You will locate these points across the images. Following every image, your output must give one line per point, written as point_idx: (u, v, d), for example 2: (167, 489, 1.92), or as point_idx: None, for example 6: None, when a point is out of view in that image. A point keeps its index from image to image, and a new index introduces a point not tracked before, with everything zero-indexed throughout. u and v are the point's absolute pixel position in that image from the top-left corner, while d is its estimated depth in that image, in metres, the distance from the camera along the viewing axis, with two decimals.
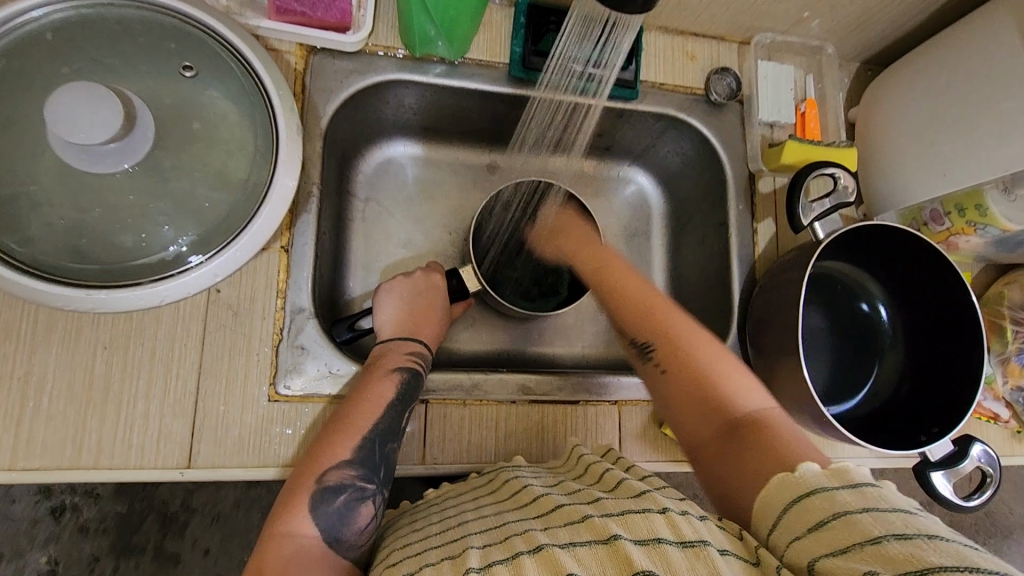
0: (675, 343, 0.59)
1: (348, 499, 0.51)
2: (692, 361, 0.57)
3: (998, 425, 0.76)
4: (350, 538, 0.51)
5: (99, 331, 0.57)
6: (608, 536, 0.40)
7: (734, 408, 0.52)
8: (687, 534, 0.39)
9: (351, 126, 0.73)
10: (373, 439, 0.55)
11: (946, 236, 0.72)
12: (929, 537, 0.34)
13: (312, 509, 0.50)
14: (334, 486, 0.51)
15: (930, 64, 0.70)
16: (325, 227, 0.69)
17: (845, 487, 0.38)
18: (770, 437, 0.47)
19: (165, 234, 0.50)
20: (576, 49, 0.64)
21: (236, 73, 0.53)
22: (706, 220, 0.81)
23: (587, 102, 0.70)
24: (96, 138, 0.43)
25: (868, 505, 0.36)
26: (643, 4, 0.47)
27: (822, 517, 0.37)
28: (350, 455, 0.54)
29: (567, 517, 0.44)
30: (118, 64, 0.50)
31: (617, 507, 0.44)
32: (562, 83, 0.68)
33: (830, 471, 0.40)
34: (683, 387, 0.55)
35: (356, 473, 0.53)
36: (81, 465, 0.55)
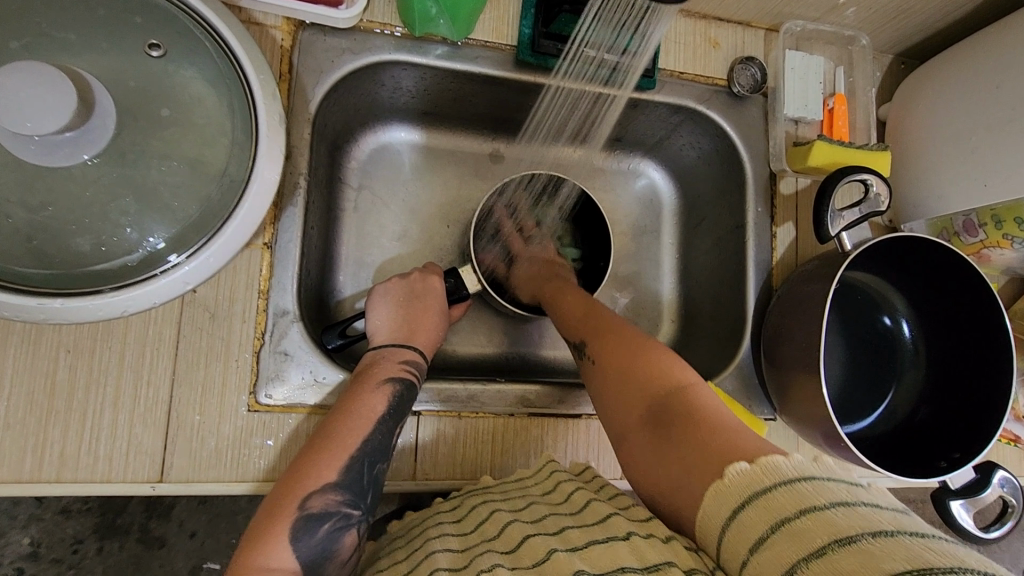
0: (600, 336, 0.57)
1: (332, 528, 0.47)
2: (613, 351, 0.54)
3: (1018, 447, 0.73)
4: (329, 568, 0.47)
5: (62, 333, 0.53)
6: (571, 572, 0.38)
7: (654, 387, 0.48)
8: (650, 557, 0.38)
9: (343, 110, 0.67)
10: (361, 460, 0.51)
11: (979, 247, 0.68)
12: (874, 534, 0.30)
13: (293, 540, 0.45)
14: (318, 514, 0.47)
15: (975, 62, 0.64)
16: (313, 220, 0.64)
17: (779, 485, 0.35)
18: (696, 421, 0.43)
19: (130, 235, 0.44)
20: (602, 36, 0.60)
21: (210, 53, 0.47)
22: (721, 220, 0.76)
23: (610, 94, 0.65)
24: (45, 127, 0.37)
25: (804, 506, 0.33)
26: None
27: (763, 529, 0.33)
28: (335, 478, 0.49)
29: (533, 553, 0.41)
30: (73, 41, 0.44)
31: (584, 538, 0.41)
32: (583, 73, 0.64)
33: (757, 467, 0.36)
34: (608, 379, 0.52)
35: (341, 498, 0.48)
36: (41, 478, 0.51)
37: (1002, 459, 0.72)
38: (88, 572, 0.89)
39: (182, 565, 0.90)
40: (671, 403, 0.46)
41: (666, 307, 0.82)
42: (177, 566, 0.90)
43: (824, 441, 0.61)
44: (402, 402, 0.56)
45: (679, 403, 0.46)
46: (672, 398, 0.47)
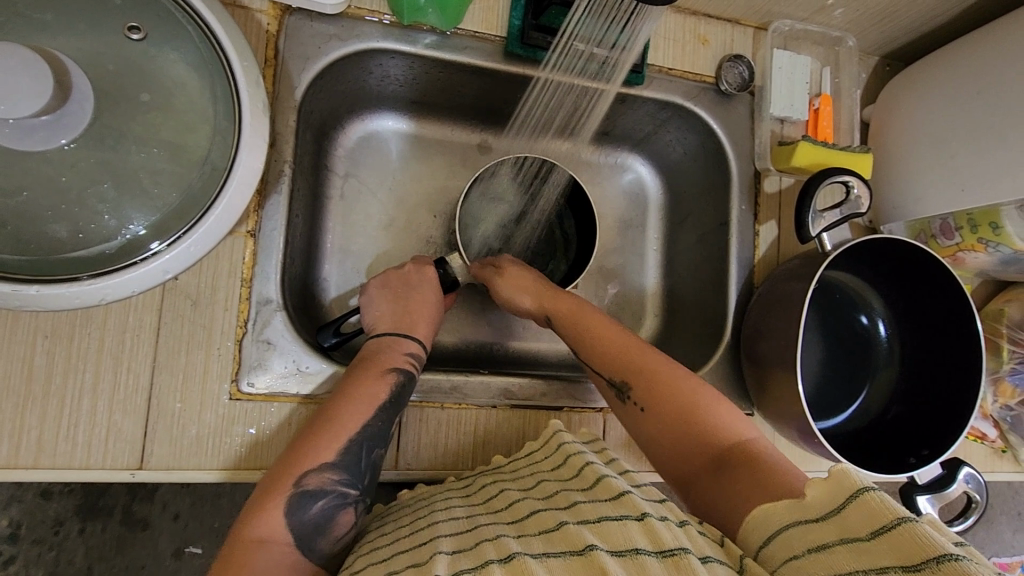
0: (654, 379, 0.54)
1: (326, 506, 0.47)
2: (668, 395, 0.52)
3: (984, 444, 0.75)
4: (324, 542, 0.47)
5: (39, 319, 0.52)
6: (584, 545, 0.37)
7: (717, 438, 0.48)
8: (666, 542, 0.37)
9: (331, 97, 0.67)
10: (359, 442, 0.51)
11: (954, 250, 0.69)
12: (939, 560, 0.29)
13: (288, 513, 0.46)
14: (313, 491, 0.47)
15: (958, 67, 0.65)
16: (298, 208, 0.64)
17: (848, 501, 0.34)
18: (755, 464, 0.44)
19: (108, 223, 0.44)
20: (592, 30, 0.60)
21: (192, 37, 0.46)
22: (706, 217, 0.76)
23: (598, 87, 0.65)
24: (20, 109, 0.36)
25: (878, 526, 0.32)
26: None
27: (828, 539, 0.34)
28: (334, 458, 0.49)
29: (542, 526, 0.42)
30: (51, 21, 0.43)
31: (595, 513, 0.41)
32: (572, 66, 0.64)
33: (832, 482, 0.36)
34: (666, 429, 0.51)
35: (337, 478, 0.49)
36: (19, 464, 0.51)
37: (969, 455, 0.74)
38: (69, 553, 0.88)
39: (163, 547, 0.90)
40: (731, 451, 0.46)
41: (650, 301, 0.83)
42: (160, 548, 0.90)
43: (799, 436, 0.63)
44: (399, 390, 0.55)
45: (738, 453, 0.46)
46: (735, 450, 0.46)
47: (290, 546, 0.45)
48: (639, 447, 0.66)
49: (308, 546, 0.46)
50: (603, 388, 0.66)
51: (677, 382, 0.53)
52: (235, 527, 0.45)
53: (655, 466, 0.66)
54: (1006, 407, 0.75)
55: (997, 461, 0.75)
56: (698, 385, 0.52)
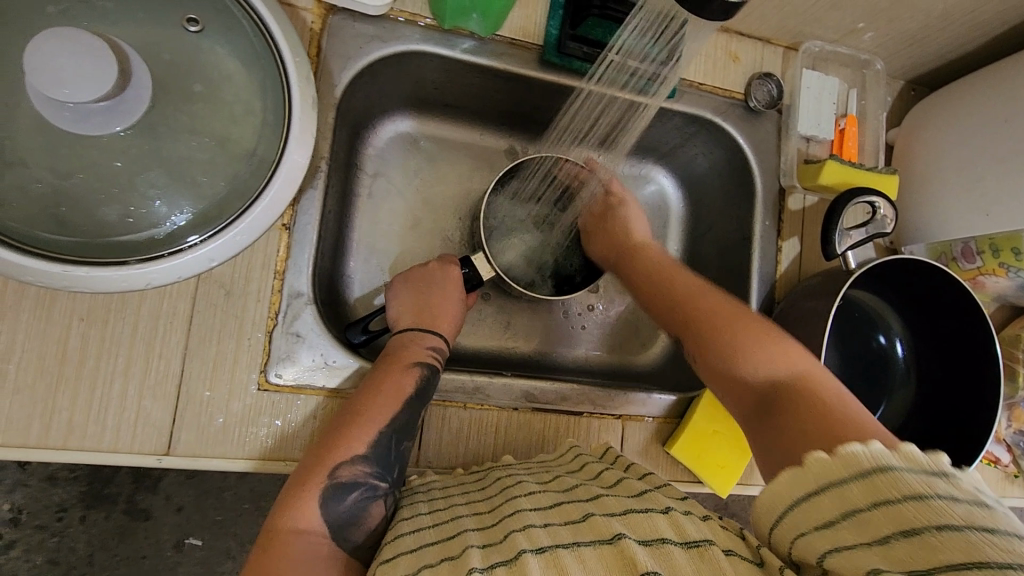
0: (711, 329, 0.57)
1: (360, 498, 0.48)
2: (727, 343, 0.55)
3: (997, 468, 0.76)
4: (357, 535, 0.47)
5: (76, 301, 0.52)
6: (612, 535, 0.39)
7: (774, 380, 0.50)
8: (690, 533, 0.39)
9: (367, 96, 0.68)
10: (390, 435, 0.52)
11: (975, 274, 0.71)
12: (938, 529, 0.31)
13: (323, 505, 0.46)
14: (346, 483, 0.48)
15: (985, 94, 0.66)
16: (330, 204, 0.65)
17: (853, 478, 0.35)
18: (812, 397, 0.46)
19: (157, 209, 0.44)
20: (640, 48, 0.59)
21: (247, 32, 0.47)
22: (729, 231, 0.77)
23: (643, 102, 0.65)
24: (83, 95, 0.37)
25: (879, 499, 0.34)
26: (722, 12, 0.41)
27: (832, 516, 0.35)
28: (365, 450, 0.50)
29: (567, 516, 0.43)
30: (113, 10, 0.44)
31: (620, 506, 0.42)
32: (615, 79, 0.63)
33: (836, 458, 0.37)
34: (725, 374, 0.54)
35: (369, 470, 0.49)
36: (48, 445, 0.51)
37: (981, 478, 0.75)
38: (70, 540, 0.88)
39: (165, 538, 0.90)
40: (793, 390, 0.48)
41: None
42: (161, 539, 0.90)
43: None
44: (426, 385, 0.56)
45: (802, 392, 0.47)
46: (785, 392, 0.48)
47: (325, 535, 0.46)
48: (656, 455, 0.67)
49: (344, 537, 0.47)
50: (623, 395, 0.66)
51: (751, 330, 0.55)
52: (270, 517, 0.46)
53: (672, 476, 0.67)
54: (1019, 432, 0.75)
55: (1008, 486, 0.75)
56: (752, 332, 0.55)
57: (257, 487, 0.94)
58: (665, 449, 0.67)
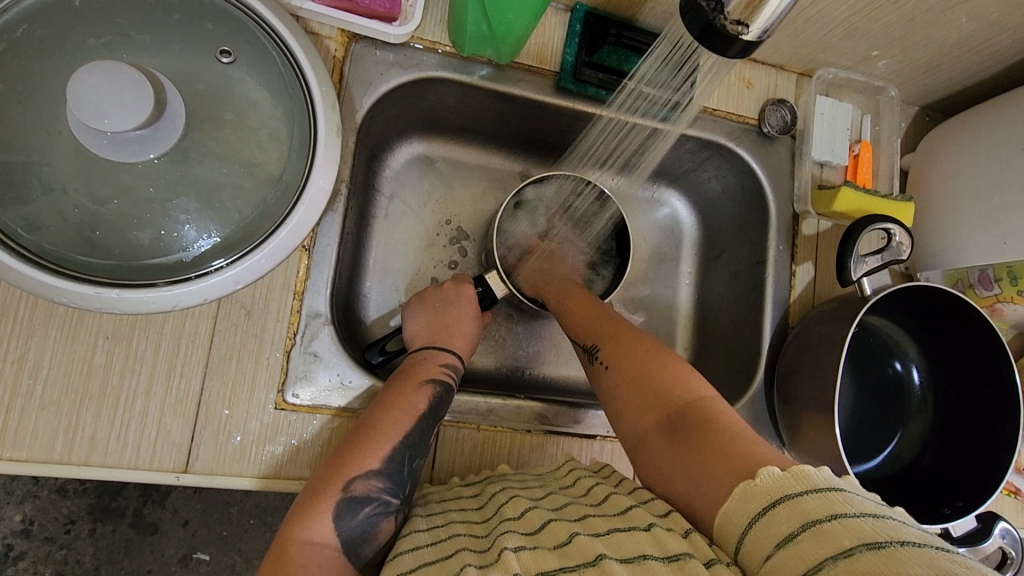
0: (620, 342, 0.60)
1: (372, 513, 0.48)
2: (631, 359, 0.57)
3: (1018, 499, 0.75)
4: (368, 550, 0.48)
5: (102, 320, 0.54)
6: (595, 556, 0.39)
7: (672, 397, 0.52)
8: (671, 547, 0.39)
9: (386, 121, 0.69)
10: (402, 452, 0.52)
11: (993, 301, 0.70)
12: (901, 544, 0.32)
13: (335, 519, 0.46)
14: (359, 497, 0.48)
15: (999, 122, 0.67)
16: (348, 226, 0.66)
17: (809, 491, 0.37)
18: (715, 425, 0.48)
19: (187, 233, 0.45)
20: (662, 77, 0.61)
21: (277, 62, 0.49)
22: (742, 255, 0.77)
23: (663, 129, 0.67)
24: (121, 124, 0.39)
25: (836, 512, 0.35)
26: (745, 50, 0.41)
27: (791, 529, 0.35)
28: (379, 466, 0.50)
29: (556, 537, 0.43)
30: (149, 42, 0.46)
31: (605, 526, 0.44)
32: (641, 110, 0.65)
33: (789, 472, 0.38)
34: (623, 385, 0.56)
35: (382, 486, 0.49)
36: (69, 461, 0.52)
37: (1001, 508, 0.74)
38: (78, 553, 0.89)
39: (171, 553, 0.91)
40: (686, 409, 0.50)
41: (681, 332, 0.83)
42: (167, 554, 0.91)
43: None
44: (441, 400, 0.57)
45: (697, 408, 0.50)
46: (688, 410, 0.50)
47: (336, 549, 0.46)
48: None
49: (354, 552, 0.47)
50: None
51: (648, 351, 0.58)
52: (279, 535, 0.46)
53: None
54: None
55: None
56: (656, 353, 0.57)
57: (265, 502, 0.95)
58: None
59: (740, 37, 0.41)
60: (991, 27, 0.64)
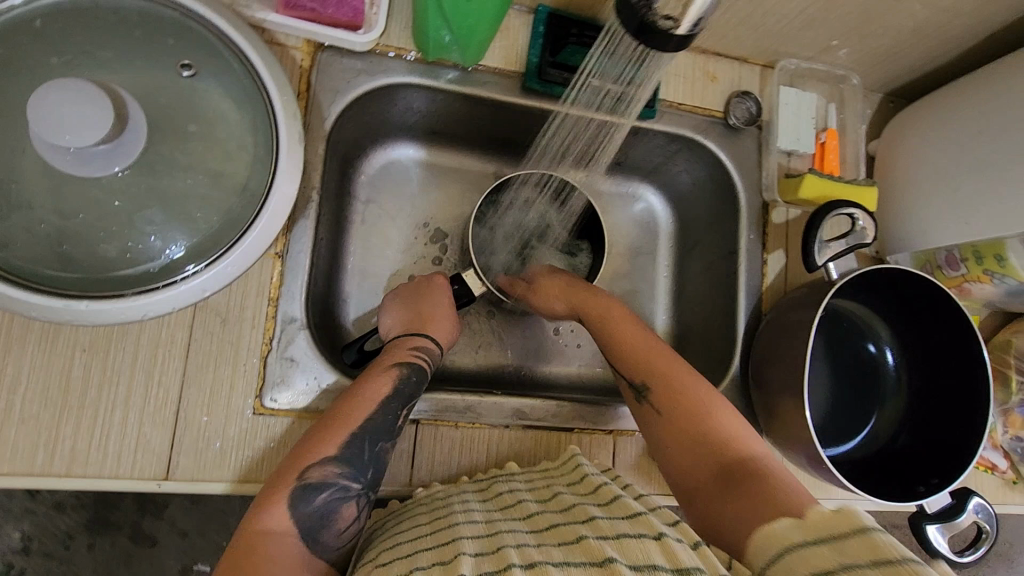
0: (672, 383, 0.58)
1: (330, 498, 0.49)
2: (687, 405, 0.56)
3: (996, 475, 0.76)
4: (328, 536, 0.48)
5: (79, 333, 0.55)
6: (603, 558, 0.39)
7: (728, 450, 0.52)
8: (683, 560, 0.38)
9: (356, 127, 0.70)
10: (362, 438, 0.52)
11: (960, 281, 0.71)
12: None
13: (291, 506, 0.47)
14: (316, 484, 0.49)
15: (958, 105, 0.68)
16: (323, 232, 0.67)
17: (853, 534, 0.36)
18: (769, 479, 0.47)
19: (152, 244, 0.46)
20: (607, 70, 0.61)
21: (239, 74, 0.50)
22: (715, 246, 0.79)
23: (616, 121, 0.68)
24: (84, 140, 0.40)
25: (877, 558, 0.34)
26: (679, 43, 0.43)
27: (826, 566, 0.35)
28: (337, 452, 0.51)
29: (562, 536, 0.43)
30: (112, 59, 0.47)
31: (613, 529, 0.42)
32: (592, 100, 0.65)
33: (840, 514, 0.38)
34: (676, 431, 0.55)
35: (340, 471, 0.50)
36: (51, 473, 0.53)
37: (980, 486, 0.75)
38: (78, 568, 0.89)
39: (170, 565, 0.91)
40: (742, 464, 0.50)
41: (660, 324, 0.84)
42: (166, 565, 0.91)
43: (811, 465, 0.64)
44: (409, 381, 0.58)
45: (753, 464, 0.50)
46: (744, 465, 0.50)
47: (295, 537, 0.46)
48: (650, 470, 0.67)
49: (314, 539, 0.47)
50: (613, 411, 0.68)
51: (702, 397, 0.56)
52: (239, 526, 0.46)
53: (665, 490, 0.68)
54: (1016, 439, 0.76)
55: (1008, 493, 0.75)
56: (710, 401, 0.56)
57: None
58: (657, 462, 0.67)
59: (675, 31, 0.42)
60: (944, 13, 0.65)
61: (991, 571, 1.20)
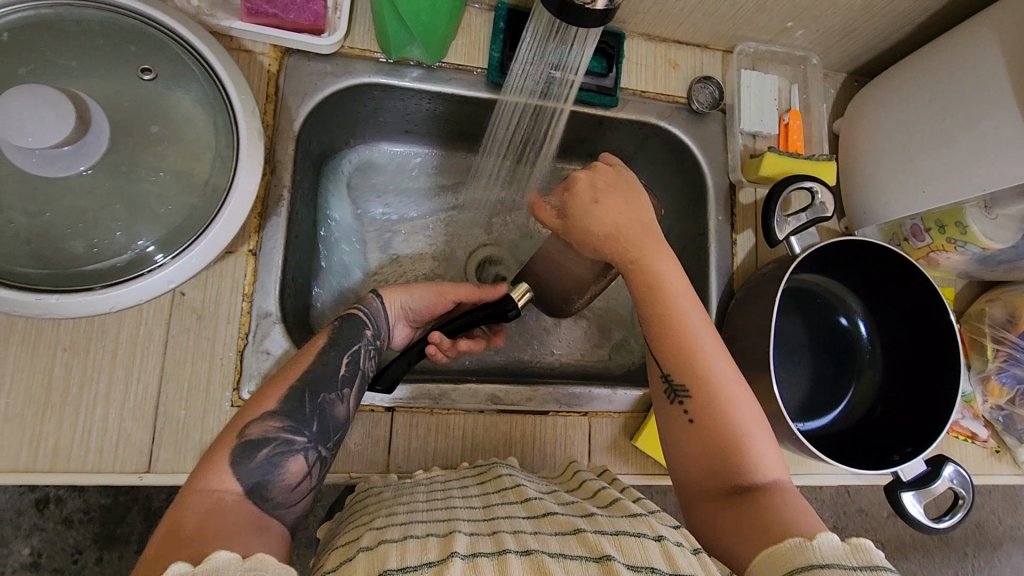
0: (712, 390, 0.53)
1: (272, 453, 0.47)
2: (724, 418, 0.52)
3: (977, 444, 0.75)
4: (276, 492, 0.46)
5: (60, 333, 0.57)
6: (602, 554, 0.38)
7: (753, 473, 0.50)
8: (682, 565, 0.38)
9: (328, 129, 0.72)
10: (302, 389, 0.52)
11: (926, 252, 0.72)
12: None
13: (232, 465, 0.45)
14: (256, 440, 0.47)
15: (912, 78, 0.69)
16: (297, 230, 0.69)
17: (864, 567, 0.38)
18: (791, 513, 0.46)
19: (119, 239, 0.49)
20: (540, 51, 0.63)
21: (200, 77, 0.52)
22: (687, 230, 0.80)
23: (549, 107, 0.67)
24: (45, 141, 0.42)
25: None
26: (598, 18, 0.47)
27: None
28: (274, 408, 0.50)
29: (559, 526, 0.43)
30: (77, 68, 0.50)
31: (612, 525, 0.43)
32: (525, 85, 0.66)
33: (849, 545, 0.40)
34: (707, 439, 0.52)
35: (280, 426, 0.49)
36: (37, 468, 0.55)
37: (964, 456, 0.75)
38: None
39: None
40: (762, 490, 0.48)
41: None
42: None
43: (786, 439, 0.64)
44: (348, 332, 0.57)
45: (775, 493, 0.48)
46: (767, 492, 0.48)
47: (243, 497, 0.44)
48: (626, 448, 0.69)
49: (262, 497, 0.45)
50: (589, 393, 0.68)
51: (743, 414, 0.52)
52: (179, 493, 0.43)
53: (644, 469, 0.69)
54: (997, 408, 0.75)
55: (993, 463, 0.75)
56: (750, 418, 0.52)
57: None
58: (634, 443, 0.68)
59: (593, 8, 0.46)
60: None
61: (1006, 556, 1.18)
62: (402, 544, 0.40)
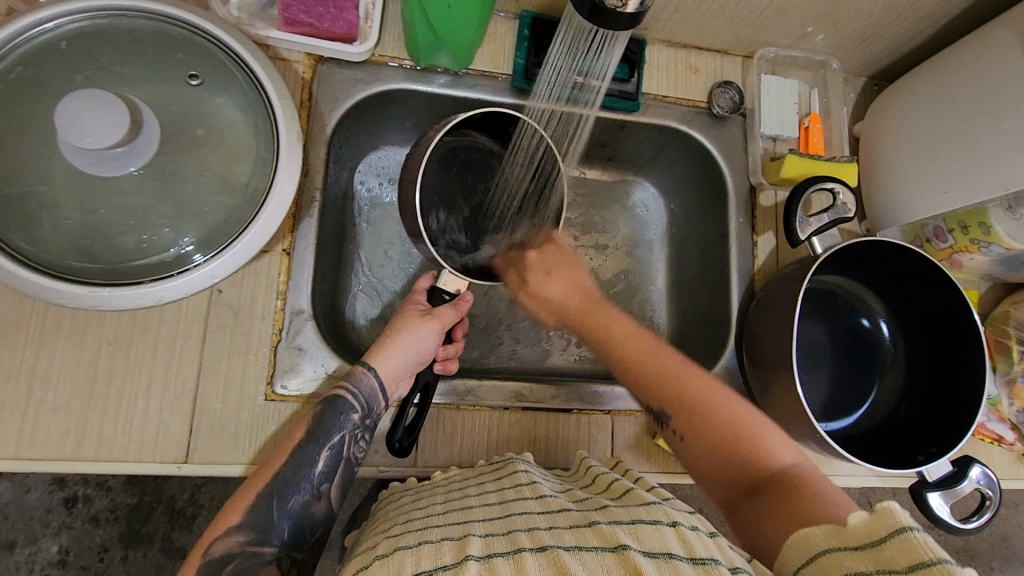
0: (694, 408, 0.55)
1: (237, 568, 0.47)
2: (714, 426, 0.53)
3: (1004, 447, 0.75)
4: None
5: (104, 328, 0.59)
6: (619, 544, 0.39)
7: (766, 463, 0.49)
8: (698, 551, 0.39)
9: (357, 133, 0.75)
10: (274, 484, 0.51)
11: (949, 253, 0.72)
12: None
13: None
14: (220, 558, 0.48)
15: (933, 80, 0.69)
16: (328, 231, 0.71)
17: (888, 535, 0.35)
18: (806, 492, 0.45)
19: (165, 236, 0.51)
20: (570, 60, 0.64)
21: (242, 84, 0.55)
22: (707, 233, 0.81)
23: (579, 112, 0.69)
24: (101, 143, 0.45)
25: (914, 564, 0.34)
26: (627, 21, 0.48)
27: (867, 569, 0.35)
28: (240, 521, 0.49)
29: (574, 520, 0.43)
30: (128, 74, 0.52)
31: (627, 514, 0.43)
32: (557, 93, 0.67)
33: (873, 513, 0.37)
34: (705, 450, 0.53)
35: (245, 539, 0.49)
36: (81, 457, 0.57)
37: (990, 459, 0.74)
38: None
39: None
40: (777, 477, 0.48)
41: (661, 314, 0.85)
42: None
43: (809, 439, 0.64)
44: (330, 420, 0.55)
45: (790, 476, 0.47)
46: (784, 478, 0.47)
47: None
48: (647, 446, 0.69)
49: None
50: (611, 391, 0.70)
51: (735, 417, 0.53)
52: None
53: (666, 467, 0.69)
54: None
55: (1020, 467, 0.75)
56: (743, 417, 0.53)
57: None
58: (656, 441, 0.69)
59: (623, 11, 0.47)
60: None
61: None
62: (416, 551, 0.42)
